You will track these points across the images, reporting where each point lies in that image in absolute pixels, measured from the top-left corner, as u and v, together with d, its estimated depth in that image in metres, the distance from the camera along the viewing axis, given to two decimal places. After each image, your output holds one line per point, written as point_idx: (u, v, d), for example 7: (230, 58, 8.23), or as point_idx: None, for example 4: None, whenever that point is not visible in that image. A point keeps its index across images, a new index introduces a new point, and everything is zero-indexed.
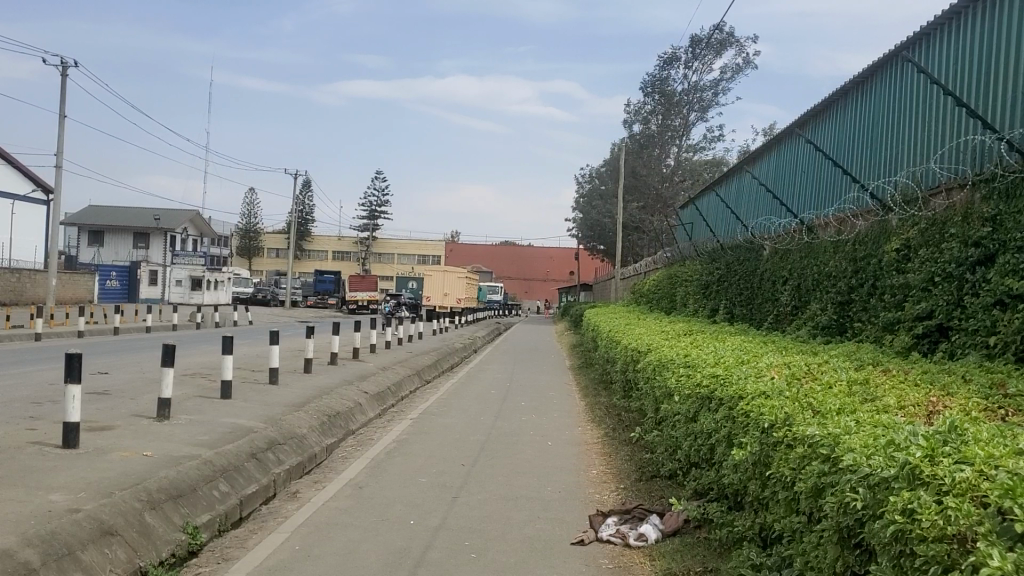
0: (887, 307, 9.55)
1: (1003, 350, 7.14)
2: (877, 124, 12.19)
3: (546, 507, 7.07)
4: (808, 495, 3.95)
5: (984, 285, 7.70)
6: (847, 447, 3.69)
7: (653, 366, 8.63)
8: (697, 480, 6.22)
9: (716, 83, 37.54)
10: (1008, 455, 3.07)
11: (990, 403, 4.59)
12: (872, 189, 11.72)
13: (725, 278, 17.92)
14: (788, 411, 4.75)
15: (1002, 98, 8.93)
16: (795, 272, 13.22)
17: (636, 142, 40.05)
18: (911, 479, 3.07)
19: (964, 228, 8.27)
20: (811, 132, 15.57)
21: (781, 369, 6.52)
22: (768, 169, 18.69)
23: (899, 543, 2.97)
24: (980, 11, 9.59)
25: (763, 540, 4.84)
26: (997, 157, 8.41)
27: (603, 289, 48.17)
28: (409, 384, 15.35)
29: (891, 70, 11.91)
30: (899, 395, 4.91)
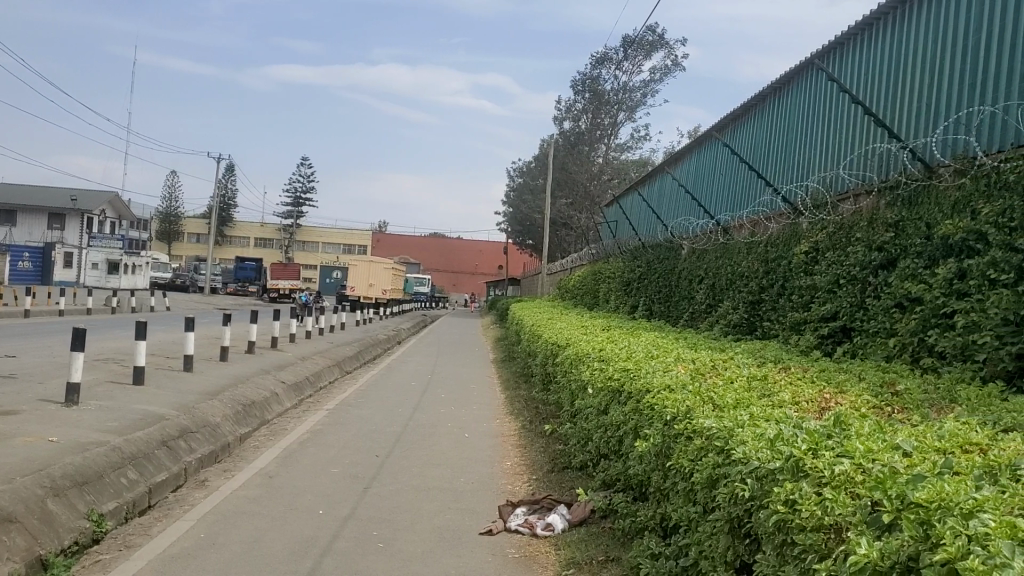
0: (795, 307, 9.86)
1: (901, 351, 7.45)
2: (792, 131, 12.52)
3: (457, 498, 7.13)
4: (704, 486, 4.09)
5: (885, 289, 7.98)
6: (739, 440, 3.84)
7: (570, 360, 8.76)
8: (606, 471, 6.32)
9: (647, 84, 37.84)
10: (885, 449, 3.21)
11: (881, 400, 4.78)
12: (786, 193, 12.06)
13: (645, 275, 18.22)
14: (691, 404, 4.89)
15: (908, 108, 9.26)
16: (711, 272, 13.52)
17: (567, 138, 40.07)
18: (795, 471, 3.22)
19: (869, 232, 8.56)
20: (730, 136, 15.90)
21: (688, 363, 6.69)
22: (689, 171, 19.02)
23: (781, 532, 3.11)
24: (891, 24, 9.89)
25: (663, 530, 4.94)
26: (900, 166, 8.71)
27: (530, 284, 48.31)
28: (328, 374, 15.24)
29: (806, 78, 12.25)
30: (795, 391, 5.09)
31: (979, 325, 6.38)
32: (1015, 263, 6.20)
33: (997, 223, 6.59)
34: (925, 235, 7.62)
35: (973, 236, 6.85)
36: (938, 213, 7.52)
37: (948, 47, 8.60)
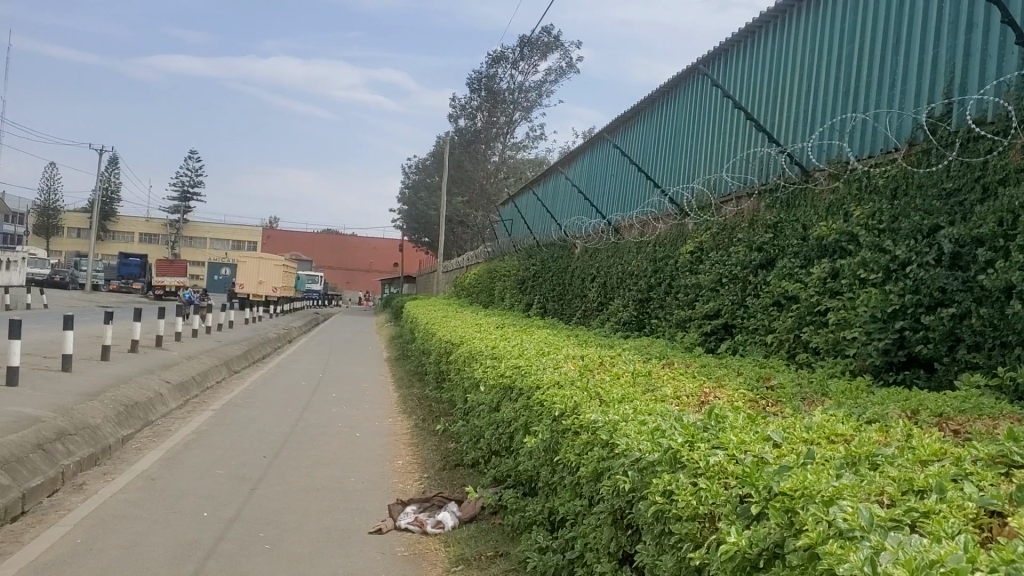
0: (681, 305, 10.15)
1: (779, 347, 7.77)
2: (679, 134, 12.86)
3: (346, 497, 7.08)
4: (589, 479, 4.19)
5: (765, 287, 8.29)
6: (622, 433, 3.95)
7: (463, 357, 8.81)
8: (496, 468, 6.39)
9: (541, 85, 38.27)
10: (756, 441, 3.36)
11: (757, 394, 4.99)
12: (673, 194, 12.38)
13: (539, 274, 18.42)
14: (578, 399, 4.98)
15: (787, 114, 9.63)
16: (602, 270, 13.77)
17: (462, 136, 39.92)
18: (673, 463, 3.34)
19: (749, 233, 8.87)
20: (620, 138, 16.21)
21: (577, 360, 6.81)
22: (582, 171, 19.29)
23: (659, 522, 3.22)
24: (771, 33, 10.26)
25: (551, 524, 5.02)
26: (779, 169, 9.05)
27: (425, 282, 48.15)
28: (215, 374, 14.86)
29: (693, 83, 12.61)
30: (676, 386, 5.25)
31: (850, 322, 6.70)
32: (882, 263, 6.53)
33: (866, 225, 6.93)
34: (801, 236, 7.94)
35: (845, 238, 7.18)
36: (813, 215, 7.85)
37: (824, 56, 8.97)
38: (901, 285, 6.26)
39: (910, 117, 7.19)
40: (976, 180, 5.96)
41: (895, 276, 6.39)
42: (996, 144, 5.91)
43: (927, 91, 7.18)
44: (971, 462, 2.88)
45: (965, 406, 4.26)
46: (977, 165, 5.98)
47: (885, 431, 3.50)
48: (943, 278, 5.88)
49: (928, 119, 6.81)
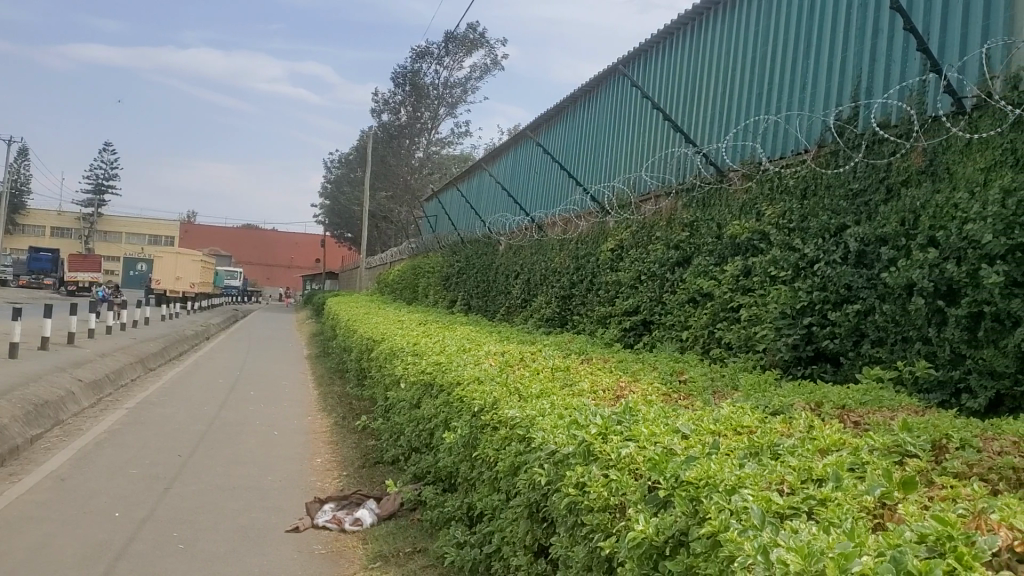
0: (602, 302, 10.28)
1: (694, 343, 7.95)
2: (600, 132, 13.02)
3: (263, 496, 7.00)
4: (506, 474, 4.23)
5: (681, 284, 8.46)
6: (539, 427, 4.00)
7: (384, 354, 8.76)
8: (416, 464, 6.39)
9: (466, 81, 38.23)
10: (666, 433, 3.44)
11: (672, 388, 5.10)
12: (594, 192, 12.53)
13: (463, 270, 18.43)
14: (497, 395, 5.02)
15: (703, 114, 9.83)
16: (526, 267, 13.85)
17: (386, 131, 39.27)
18: (586, 455, 3.40)
19: (668, 232, 9.04)
20: (544, 136, 16.30)
21: (498, 356, 6.85)
22: (506, 168, 19.35)
23: (572, 514, 3.28)
24: (689, 34, 10.45)
25: (470, 519, 5.05)
26: (696, 168, 9.24)
27: (348, 279, 47.66)
28: (129, 372, 14.49)
29: (613, 83, 12.77)
30: (594, 381, 5.33)
31: (761, 319, 6.91)
32: (792, 260, 6.74)
33: (778, 224, 7.14)
34: (716, 234, 8.13)
35: (757, 237, 7.39)
36: (727, 214, 8.05)
37: (739, 59, 9.19)
38: (810, 283, 6.50)
39: (820, 120, 7.41)
40: (880, 181, 6.18)
41: (804, 273, 6.61)
42: (899, 147, 6.13)
43: (835, 94, 7.40)
44: (867, 452, 3.02)
45: (866, 399, 4.44)
46: (882, 166, 6.20)
47: (789, 422, 3.63)
48: (850, 276, 6.10)
49: (837, 121, 7.03)
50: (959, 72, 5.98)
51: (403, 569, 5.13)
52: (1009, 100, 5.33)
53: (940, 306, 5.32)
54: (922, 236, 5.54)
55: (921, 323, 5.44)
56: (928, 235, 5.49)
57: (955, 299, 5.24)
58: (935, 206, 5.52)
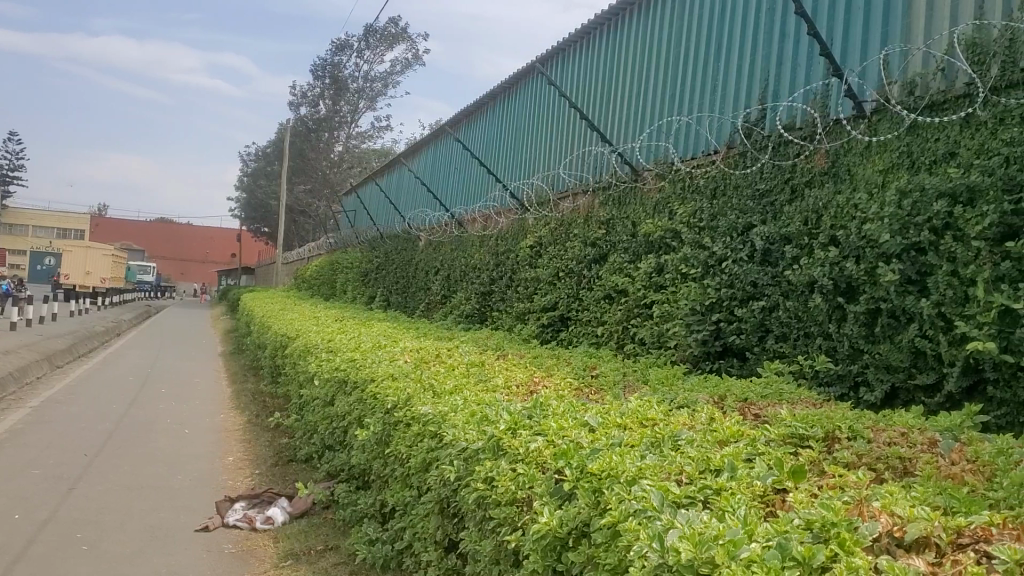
0: (520, 298, 10.35)
1: (609, 339, 8.07)
2: (519, 130, 13.08)
3: (173, 495, 6.86)
4: (418, 470, 4.24)
5: (597, 281, 8.57)
6: (450, 423, 4.02)
7: (299, 351, 8.65)
8: (330, 462, 6.35)
9: (387, 75, 37.93)
10: (574, 427, 3.50)
11: (584, 382, 5.18)
12: (513, 189, 12.59)
13: (382, 266, 18.31)
14: (410, 391, 5.02)
15: (619, 113, 9.96)
16: (445, 264, 13.84)
17: (304, 124, 38.57)
18: (495, 449, 3.44)
19: (585, 229, 9.16)
20: (463, 132, 16.30)
21: (413, 353, 6.84)
22: (426, 163, 19.27)
23: (480, 508, 3.32)
24: (605, 34, 10.58)
25: (383, 516, 5.04)
26: (611, 167, 9.37)
27: (265, 274, 46.88)
28: (33, 370, 13.99)
29: (533, 81, 12.84)
30: (508, 376, 5.38)
31: (672, 315, 7.06)
32: (702, 258, 6.92)
33: (689, 223, 7.30)
34: (630, 233, 8.26)
35: (670, 235, 7.54)
36: (641, 213, 8.19)
37: (653, 60, 9.33)
38: (718, 280, 6.68)
39: (729, 121, 7.59)
40: (785, 182, 6.36)
41: (713, 271, 6.78)
42: (803, 149, 6.32)
43: (744, 95, 7.59)
44: (764, 443, 3.13)
45: (768, 392, 4.58)
46: (787, 167, 6.39)
47: (692, 416, 3.72)
48: (756, 273, 6.28)
49: (745, 123, 7.21)
50: (859, 77, 6.19)
51: (314, 567, 5.10)
52: (905, 106, 5.55)
53: (840, 303, 5.52)
54: (824, 236, 5.73)
55: (822, 320, 5.63)
56: (830, 234, 5.68)
57: (854, 296, 5.44)
58: (836, 207, 5.72)
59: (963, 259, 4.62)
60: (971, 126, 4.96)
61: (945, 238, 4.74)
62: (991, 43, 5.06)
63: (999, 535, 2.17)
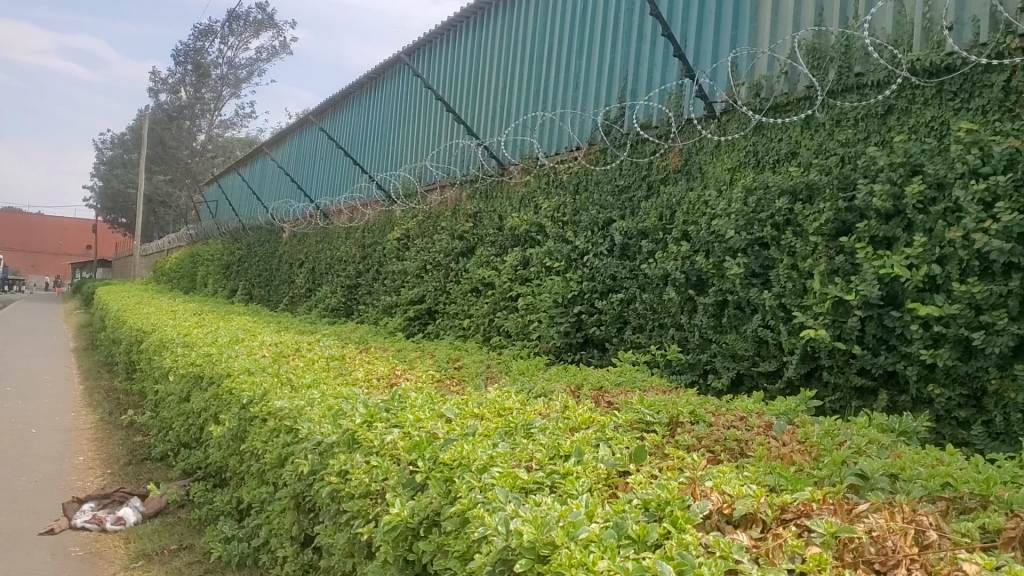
0: (387, 292, 10.29)
1: (475, 331, 8.12)
2: (386, 121, 12.99)
3: (15, 498, 6.51)
4: (275, 465, 4.18)
5: (464, 274, 8.61)
6: (307, 418, 3.98)
7: (154, 347, 8.35)
8: (186, 459, 6.18)
9: (252, 63, 36.87)
10: (429, 418, 3.52)
11: (445, 374, 5.22)
12: (380, 181, 12.49)
13: (246, 258, 17.84)
14: (267, 386, 4.93)
15: (484, 107, 10.03)
16: (311, 256, 13.63)
17: (163, 111, 36.72)
18: (350, 443, 3.44)
19: (452, 222, 9.20)
20: (330, 122, 16.06)
21: (272, 347, 6.71)
22: (291, 154, 18.89)
23: (335, 501, 3.30)
24: (472, 28, 10.61)
25: (240, 513, 4.93)
26: (477, 161, 9.43)
27: (122, 268, 44.91)
28: None
29: (400, 72, 12.77)
30: (367, 369, 5.34)
31: (536, 308, 7.18)
32: (565, 252, 7.07)
33: (552, 217, 7.44)
34: (496, 226, 8.35)
35: (535, 229, 7.66)
36: (507, 207, 8.29)
37: (518, 55, 9.42)
38: (580, 273, 6.83)
39: (591, 118, 7.76)
40: (643, 178, 6.57)
41: (575, 264, 6.93)
42: (659, 146, 6.54)
43: (604, 93, 7.76)
44: (613, 429, 3.24)
45: (622, 381, 4.72)
46: (644, 165, 6.60)
47: (546, 404, 3.82)
48: (615, 267, 6.46)
49: (605, 120, 7.39)
50: (710, 78, 6.43)
51: (168, 567, 4.94)
52: (752, 107, 5.82)
53: (691, 295, 5.74)
54: (677, 231, 5.94)
55: (676, 311, 5.84)
56: (682, 229, 5.90)
57: (704, 288, 5.67)
58: (689, 203, 5.94)
59: (802, 254, 4.88)
60: (811, 128, 5.24)
61: (787, 234, 5.00)
62: (829, 49, 5.34)
63: (819, 510, 2.32)
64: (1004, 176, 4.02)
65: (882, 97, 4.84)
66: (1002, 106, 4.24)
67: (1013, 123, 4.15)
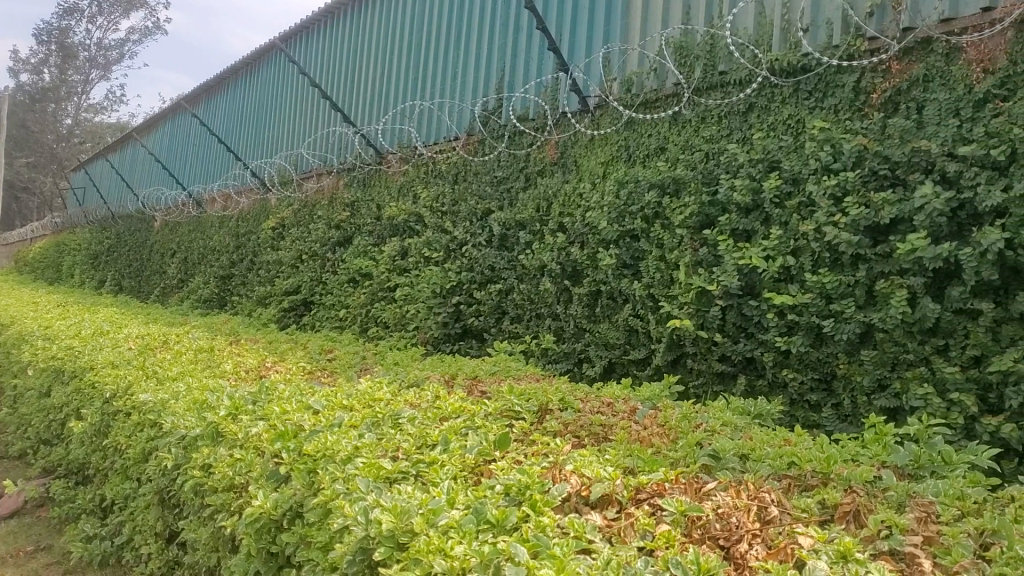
0: (262, 282, 10.07)
1: (351, 322, 8.02)
2: (261, 109, 12.69)
3: None
4: (138, 460, 4.06)
5: (341, 264, 8.52)
6: (172, 411, 3.88)
7: (10, 341, 7.94)
8: (46, 456, 5.91)
9: (122, 44, 35.32)
10: (296, 410, 3.49)
11: (317, 365, 5.16)
12: (256, 169, 12.21)
13: (114, 248, 17.15)
14: (131, 379, 4.78)
15: (362, 95, 9.92)
16: (183, 246, 13.23)
17: (25, 93, 34.94)
18: (214, 436, 3.38)
19: (329, 212, 9.12)
20: (203, 108, 15.58)
21: (139, 339, 6.49)
22: (163, 139, 18.25)
23: (198, 495, 3.23)
24: (350, 13, 10.46)
25: (103, 512, 4.75)
26: (355, 150, 9.34)
27: None
28: None
29: (276, 59, 12.50)
30: (237, 361, 5.23)
31: (414, 299, 7.16)
32: (443, 243, 7.10)
33: (431, 207, 7.46)
34: (375, 216, 8.30)
35: (413, 219, 7.66)
36: (386, 197, 8.26)
37: (396, 44, 9.36)
38: (458, 264, 6.86)
39: (469, 109, 7.78)
40: (520, 170, 6.67)
41: (454, 255, 6.96)
42: (535, 139, 6.64)
43: (482, 84, 7.78)
44: (481, 417, 3.29)
45: (496, 370, 4.78)
46: (522, 157, 6.69)
47: (418, 394, 3.83)
48: (493, 258, 6.51)
49: (483, 111, 7.44)
50: (584, 73, 6.55)
51: (23, 570, 4.72)
52: (623, 102, 5.96)
53: (566, 286, 5.84)
54: (553, 222, 6.05)
55: (551, 301, 5.93)
56: (558, 221, 6.01)
57: (579, 279, 5.79)
58: (564, 195, 6.05)
59: (669, 246, 5.04)
60: (678, 124, 5.42)
61: (655, 226, 5.16)
62: (695, 47, 5.52)
63: (671, 489, 2.41)
64: (853, 172, 4.26)
65: (743, 95, 5.04)
66: (852, 105, 4.49)
67: (861, 122, 4.40)
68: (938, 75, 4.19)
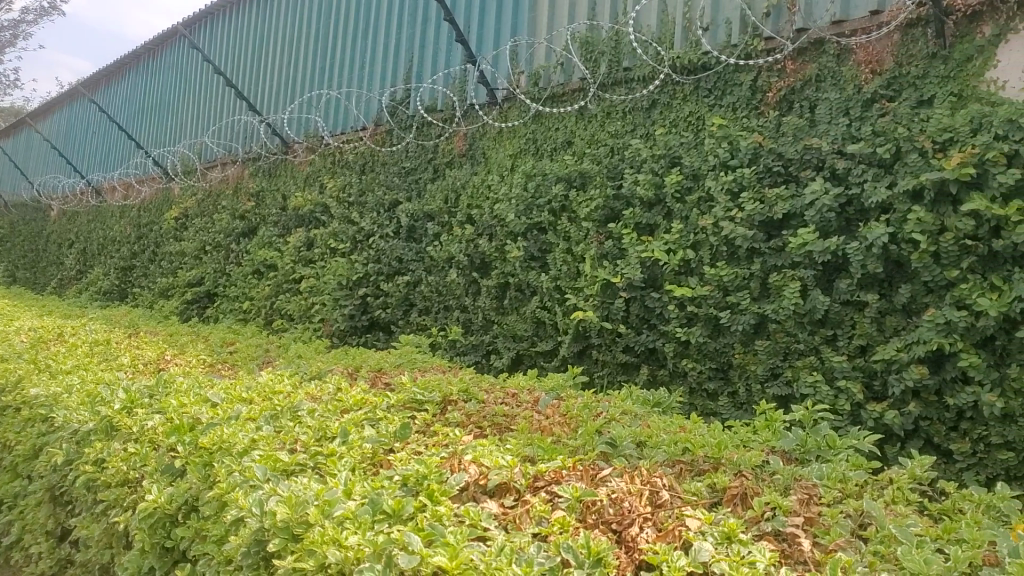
0: (164, 273, 9.81)
1: (255, 314, 7.88)
2: (164, 96, 12.35)
3: None
4: (27, 456, 3.93)
5: (246, 255, 8.37)
6: (64, 405, 3.77)
7: None
8: None
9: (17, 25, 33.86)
10: (194, 403, 3.43)
11: (217, 358, 5.07)
12: (158, 157, 11.88)
13: (7, 238, 16.44)
14: (21, 373, 4.62)
15: (268, 83, 9.75)
16: (82, 236, 12.79)
17: None
18: (108, 430, 3.30)
19: (234, 202, 8.96)
20: (103, 94, 15.05)
21: (30, 332, 6.26)
22: (59, 125, 17.57)
23: (91, 492, 3.15)
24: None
25: None
26: (261, 139, 9.18)
27: None
28: None
29: (179, 45, 12.18)
30: (134, 354, 5.10)
31: (320, 291, 7.09)
32: (350, 234, 7.04)
33: (338, 198, 7.39)
34: (280, 207, 8.17)
35: (320, 210, 7.59)
36: (293, 187, 8.16)
37: (303, 33, 9.22)
38: (365, 256, 6.81)
39: (377, 99, 7.73)
40: (429, 161, 6.69)
41: (361, 247, 6.91)
42: (444, 130, 6.65)
43: (390, 74, 7.74)
44: (384, 409, 3.29)
45: (401, 362, 4.78)
46: (431, 148, 6.71)
47: (320, 387, 3.80)
48: (401, 249, 6.48)
49: (391, 101, 7.40)
50: (492, 65, 6.58)
51: None
52: (531, 95, 6.01)
53: (475, 278, 5.87)
54: (461, 215, 6.06)
55: (459, 293, 5.95)
56: (466, 213, 6.03)
57: (487, 271, 5.83)
58: (472, 187, 6.08)
59: (575, 238, 5.12)
60: (584, 118, 5.50)
61: (562, 219, 5.23)
62: (600, 43, 5.60)
63: (568, 477, 2.46)
64: (749, 168, 4.39)
65: (647, 91, 5.14)
66: (749, 103, 4.62)
67: (757, 120, 4.54)
68: (830, 75, 4.36)
